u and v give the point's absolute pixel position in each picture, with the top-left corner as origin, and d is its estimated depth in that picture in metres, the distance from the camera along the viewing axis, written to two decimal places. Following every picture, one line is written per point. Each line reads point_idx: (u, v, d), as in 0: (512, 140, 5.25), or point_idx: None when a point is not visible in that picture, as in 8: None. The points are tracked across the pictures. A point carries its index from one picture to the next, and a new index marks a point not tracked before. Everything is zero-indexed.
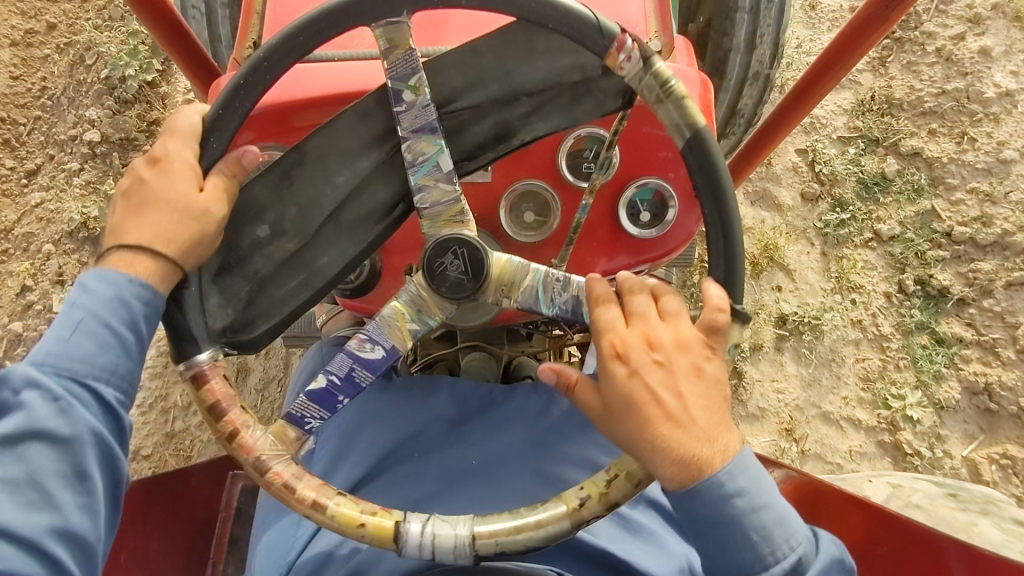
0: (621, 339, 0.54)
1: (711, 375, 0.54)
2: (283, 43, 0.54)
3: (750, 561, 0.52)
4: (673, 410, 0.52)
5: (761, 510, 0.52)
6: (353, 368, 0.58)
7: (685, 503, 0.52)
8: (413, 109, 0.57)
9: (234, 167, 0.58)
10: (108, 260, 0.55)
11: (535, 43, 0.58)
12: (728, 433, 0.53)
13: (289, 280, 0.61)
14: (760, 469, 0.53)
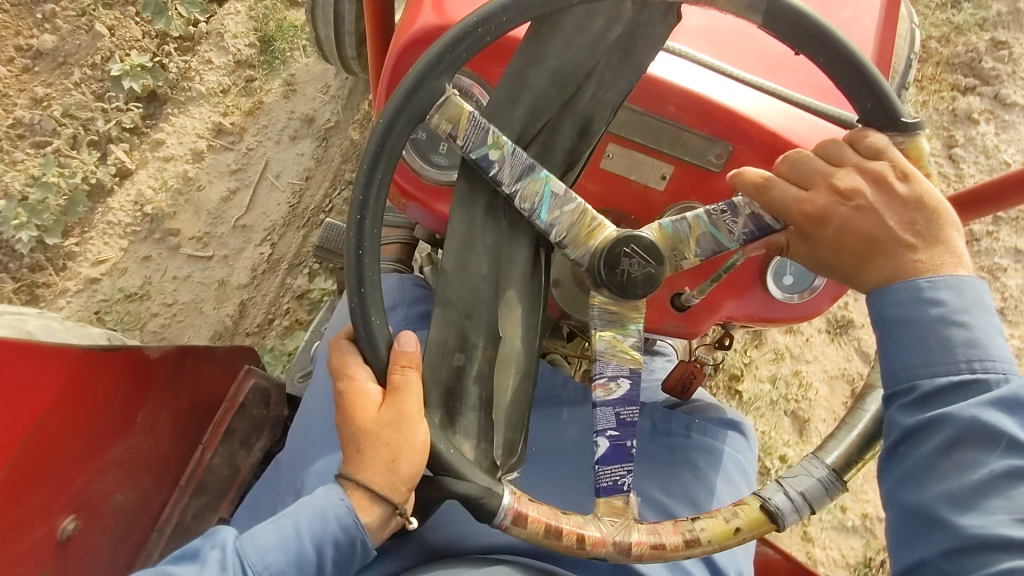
0: (813, 184, 0.55)
1: (910, 195, 0.54)
2: (371, 166, 0.53)
3: (918, 363, 0.51)
4: (900, 242, 0.53)
5: (953, 325, 0.50)
6: (607, 428, 0.57)
7: (875, 303, 0.54)
8: (505, 162, 0.55)
9: (404, 355, 0.54)
10: (347, 499, 0.55)
11: (577, 34, 0.55)
12: (959, 259, 0.53)
13: (506, 386, 0.58)
14: (983, 295, 0.52)
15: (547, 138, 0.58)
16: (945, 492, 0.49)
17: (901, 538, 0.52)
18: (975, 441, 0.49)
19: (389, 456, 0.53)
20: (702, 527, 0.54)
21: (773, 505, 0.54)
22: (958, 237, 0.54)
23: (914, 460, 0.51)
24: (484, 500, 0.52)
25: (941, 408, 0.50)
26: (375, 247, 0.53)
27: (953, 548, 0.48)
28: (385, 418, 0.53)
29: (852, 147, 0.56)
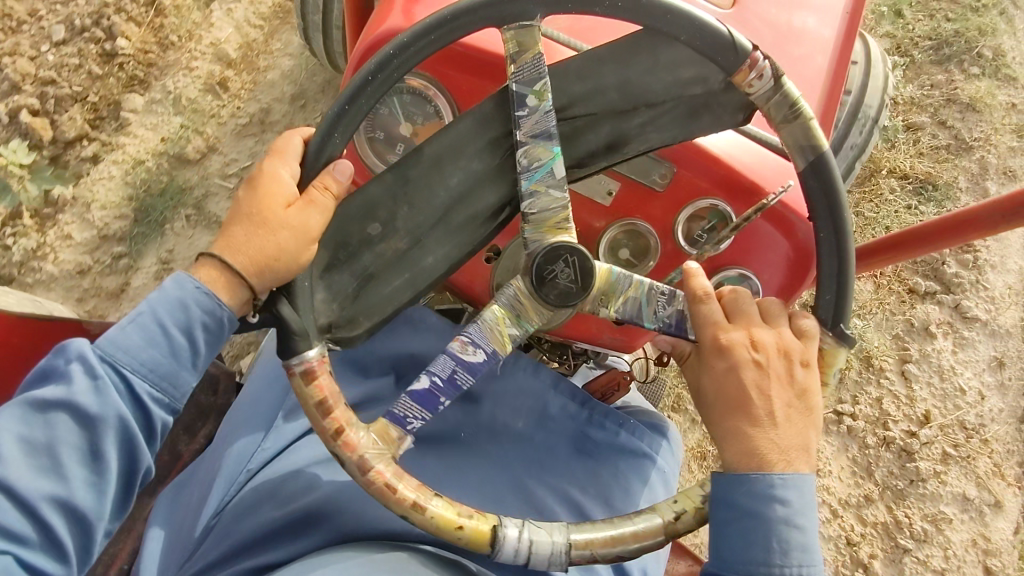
0: (737, 321, 0.59)
1: (801, 382, 0.58)
2: (428, 28, 0.54)
3: (758, 560, 0.53)
4: (768, 415, 0.57)
5: (791, 529, 0.53)
6: (455, 370, 0.59)
7: (730, 486, 0.55)
8: (534, 114, 0.57)
9: (329, 182, 0.56)
10: (197, 279, 0.55)
11: (665, 68, 0.58)
12: (808, 454, 0.57)
13: (390, 280, 0.60)
14: (813, 498, 0.55)
15: (578, 129, 0.60)
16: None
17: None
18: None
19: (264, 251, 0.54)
20: (435, 507, 0.56)
21: (502, 533, 0.56)
22: (817, 438, 0.58)
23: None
24: (294, 340, 0.55)
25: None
26: (382, 86, 0.55)
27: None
28: (290, 220, 0.55)
29: (788, 322, 0.60)
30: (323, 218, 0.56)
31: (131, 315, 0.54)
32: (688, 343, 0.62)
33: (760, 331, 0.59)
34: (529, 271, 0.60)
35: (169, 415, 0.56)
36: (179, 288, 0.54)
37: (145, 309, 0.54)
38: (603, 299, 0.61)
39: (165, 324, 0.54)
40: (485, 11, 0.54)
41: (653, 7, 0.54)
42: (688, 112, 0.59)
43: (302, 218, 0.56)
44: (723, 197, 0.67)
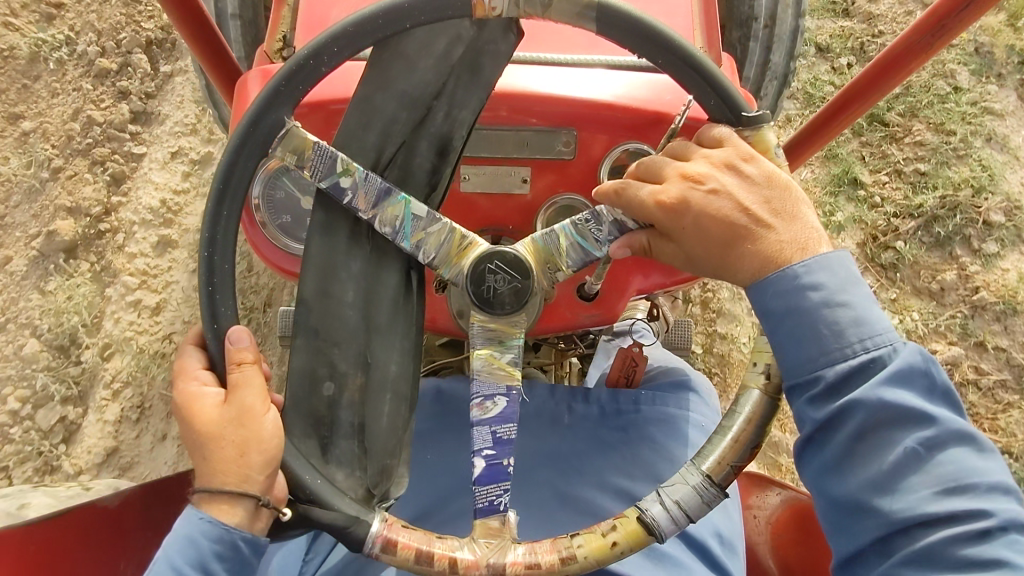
0: (665, 176, 0.56)
1: (760, 175, 0.54)
2: (217, 203, 0.52)
3: (817, 354, 0.50)
4: (754, 222, 0.53)
5: (839, 307, 0.50)
6: (494, 434, 0.57)
7: (758, 297, 0.53)
8: (359, 188, 0.56)
9: (240, 356, 0.52)
10: (200, 507, 0.51)
11: (420, 57, 0.56)
12: (819, 234, 0.53)
13: (380, 413, 0.57)
14: (852, 268, 0.51)
15: (402, 167, 0.58)
16: (868, 479, 0.49)
17: (836, 526, 0.52)
18: (881, 426, 0.49)
19: (236, 453, 0.51)
20: (578, 544, 0.53)
21: (648, 516, 0.53)
22: (812, 210, 0.54)
23: (833, 449, 0.51)
24: (352, 529, 0.52)
25: (848, 397, 0.49)
26: (227, 280, 0.53)
27: (885, 533, 0.49)
28: (228, 416, 0.52)
29: (699, 142, 0.56)
30: (263, 390, 0.53)
31: (150, 574, 0.50)
32: (641, 234, 0.58)
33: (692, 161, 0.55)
34: (478, 296, 0.59)
35: None
36: (184, 526, 0.51)
37: (162, 560, 0.50)
38: (557, 268, 0.60)
39: (184, 568, 0.50)
40: (246, 151, 0.53)
41: (367, 25, 0.52)
42: (472, 74, 0.57)
43: (246, 408, 0.52)
44: (636, 137, 0.64)
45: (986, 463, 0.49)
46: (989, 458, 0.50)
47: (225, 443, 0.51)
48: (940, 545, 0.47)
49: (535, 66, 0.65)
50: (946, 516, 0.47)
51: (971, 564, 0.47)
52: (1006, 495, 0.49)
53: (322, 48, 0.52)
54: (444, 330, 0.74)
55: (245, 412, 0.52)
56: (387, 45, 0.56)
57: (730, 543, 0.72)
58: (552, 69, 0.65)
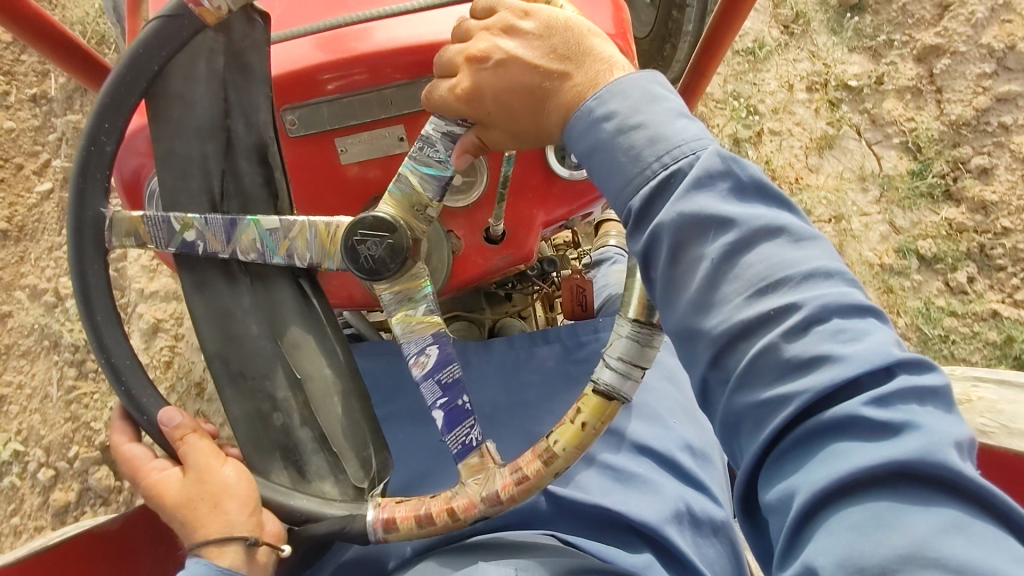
0: (456, 66, 0.56)
1: (541, 28, 0.55)
2: (87, 313, 0.54)
3: (634, 176, 0.49)
4: (548, 78, 0.55)
5: (632, 130, 0.49)
6: (440, 381, 0.57)
7: (573, 140, 0.53)
8: (205, 234, 0.57)
9: (179, 433, 0.55)
10: (198, 556, 0.53)
11: (192, 90, 0.55)
12: (613, 66, 0.54)
13: (337, 415, 0.58)
14: (659, 90, 0.51)
15: (236, 193, 0.59)
16: (687, 302, 0.46)
17: (684, 357, 0.48)
18: (689, 240, 0.46)
19: (210, 507, 0.53)
20: (554, 441, 0.53)
21: (602, 385, 0.52)
22: (602, 44, 0.55)
23: (659, 281, 0.48)
24: (349, 527, 0.54)
25: (654, 220, 0.48)
26: (136, 373, 0.54)
27: (717, 354, 0.45)
28: (195, 488, 0.54)
29: (473, 19, 0.58)
30: (208, 451, 0.55)
31: None
32: (471, 132, 0.57)
33: (475, 44, 0.56)
34: (356, 270, 0.58)
35: None
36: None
37: None
38: (427, 207, 0.59)
39: None
40: (88, 254, 0.54)
41: (121, 85, 0.52)
42: (244, 74, 0.56)
43: (203, 472, 0.54)
44: None
45: (803, 251, 0.45)
46: (812, 245, 0.45)
47: (200, 502, 0.54)
48: (765, 355, 0.42)
49: (388, 22, 0.61)
50: (760, 320, 0.43)
51: (797, 368, 0.42)
52: (831, 279, 0.44)
53: (94, 128, 0.53)
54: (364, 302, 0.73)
55: (202, 476, 0.54)
56: (156, 92, 0.55)
57: (701, 452, 0.76)
58: (409, 18, 0.62)
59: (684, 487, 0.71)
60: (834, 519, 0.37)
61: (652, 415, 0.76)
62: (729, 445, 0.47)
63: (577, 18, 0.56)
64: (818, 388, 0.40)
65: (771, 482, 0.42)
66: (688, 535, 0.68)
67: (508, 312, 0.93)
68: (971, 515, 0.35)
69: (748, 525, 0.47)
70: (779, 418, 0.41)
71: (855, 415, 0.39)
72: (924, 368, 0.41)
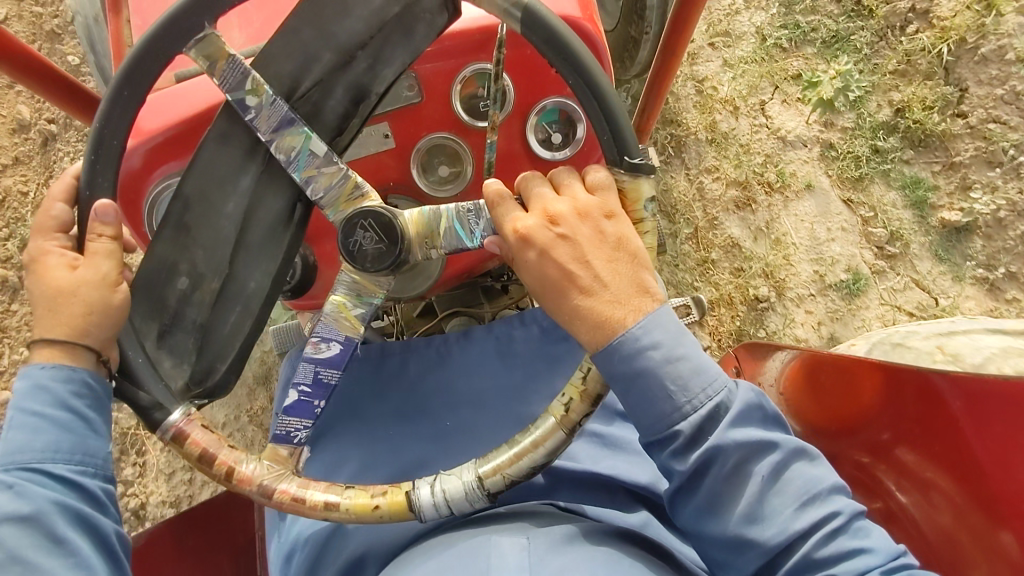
0: (532, 205, 0.57)
1: (613, 234, 0.56)
2: (121, 84, 0.55)
3: (668, 412, 0.54)
4: (585, 281, 0.55)
5: (678, 361, 0.54)
6: (318, 372, 0.61)
7: (604, 363, 0.54)
8: (263, 110, 0.58)
9: (99, 227, 0.56)
10: (43, 360, 0.54)
11: (354, 6, 0.57)
12: (643, 295, 0.55)
13: (226, 320, 0.61)
14: (678, 321, 0.55)
15: (311, 102, 0.59)
16: (736, 515, 0.55)
17: (728, 562, 0.58)
18: (741, 462, 0.55)
19: (78, 312, 0.55)
20: (345, 497, 0.57)
21: (415, 496, 0.57)
22: (649, 278, 0.56)
23: (702, 494, 0.56)
24: (152, 412, 0.57)
25: (704, 445, 0.54)
26: (111, 156, 0.56)
27: (764, 559, 0.56)
28: (84, 278, 0.55)
29: (579, 179, 0.58)
30: (112, 262, 0.57)
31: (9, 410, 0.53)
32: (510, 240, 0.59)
33: (556, 202, 0.57)
34: (341, 246, 0.61)
35: (95, 491, 0.54)
36: (38, 375, 0.54)
37: (16, 405, 0.53)
38: (434, 248, 0.61)
39: (33, 410, 0.53)
40: (160, 50, 0.55)
41: None
42: (399, 33, 0.58)
43: (94, 275, 0.56)
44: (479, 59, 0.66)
45: (819, 469, 0.57)
46: (821, 465, 0.58)
47: (70, 304, 0.55)
48: (801, 559, 0.54)
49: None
50: (806, 530, 0.54)
51: (830, 559, 0.54)
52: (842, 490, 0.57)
53: None
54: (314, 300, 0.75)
55: (95, 278, 0.56)
56: None
57: None
58: None
59: None
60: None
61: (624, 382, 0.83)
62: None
63: (647, 249, 0.57)
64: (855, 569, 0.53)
65: None
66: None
67: (505, 305, 0.94)
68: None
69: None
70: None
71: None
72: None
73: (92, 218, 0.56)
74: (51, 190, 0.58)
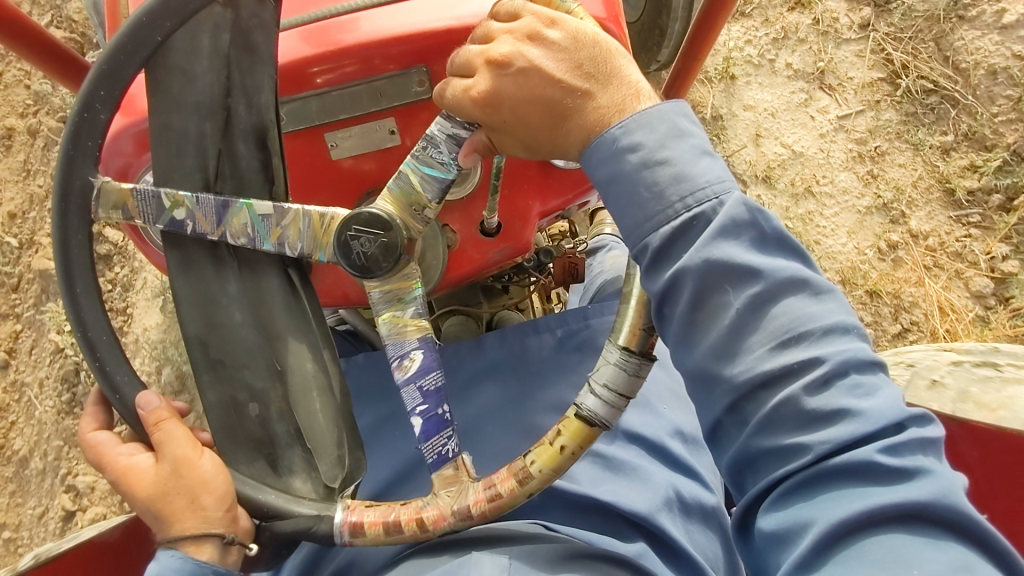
0: (474, 66, 0.54)
1: (568, 40, 0.54)
2: (68, 285, 0.53)
3: (642, 219, 0.50)
4: (572, 94, 0.53)
5: (657, 165, 0.49)
6: (420, 394, 0.56)
7: (589, 165, 0.53)
8: (195, 214, 0.55)
9: (154, 416, 0.54)
10: (173, 547, 0.54)
11: (194, 65, 0.53)
12: (636, 90, 0.53)
13: (314, 410, 0.57)
14: (671, 120, 0.51)
15: (223, 177, 0.57)
16: (711, 346, 0.48)
17: (696, 399, 0.51)
18: (710, 290, 0.48)
19: (186, 502, 0.53)
20: (531, 461, 0.52)
21: (585, 410, 0.51)
22: (628, 64, 0.54)
23: (676, 325, 0.49)
24: (316, 527, 0.53)
25: (675, 263, 0.49)
26: (111, 352, 0.54)
27: (733, 400, 0.48)
28: (166, 474, 0.54)
29: (495, 19, 0.56)
30: (188, 441, 0.54)
31: None
32: (480, 132, 0.55)
33: (497, 47, 0.54)
34: (338, 258, 0.57)
35: None
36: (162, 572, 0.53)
37: None
38: (428, 208, 0.57)
39: None
40: (73, 227, 0.53)
41: (106, 62, 0.51)
42: (253, 58, 0.55)
43: (175, 467, 0.54)
44: None
45: (823, 305, 0.48)
46: (825, 300, 0.48)
47: (177, 496, 0.53)
48: (785, 405, 0.46)
49: (372, 11, 0.61)
50: (783, 372, 0.46)
51: (817, 417, 0.46)
52: (847, 335, 0.48)
53: (83, 99, 0.51)
54: (358, 301, 0.74)
55: (176, 464, 0.54)
56: (158, 62, 0.53)
57: (692, 440, 0.77)
58: (400, 6, 0.61)
59: (674, 474, 0.73)
60: (843, 553, 0.44)
61: (645, 405, 0.77)
62: (732, 475, 0.52)
63: (603, 32, 0.55)
64: (837, 439, 0.45)
65: (774, 516, 0.48)
66: (681, 523, 0.69)
67: (505, 306, 0.91)
68: (963, 544, 0.43)
69: (736, 537, 0.54)
70: (797, 464, 0.46)
71: (868, 463, 0.44)
72: (925, 420, 0.47)
73: (145, 413, 0.54)
74: (82, 426, 0.58)
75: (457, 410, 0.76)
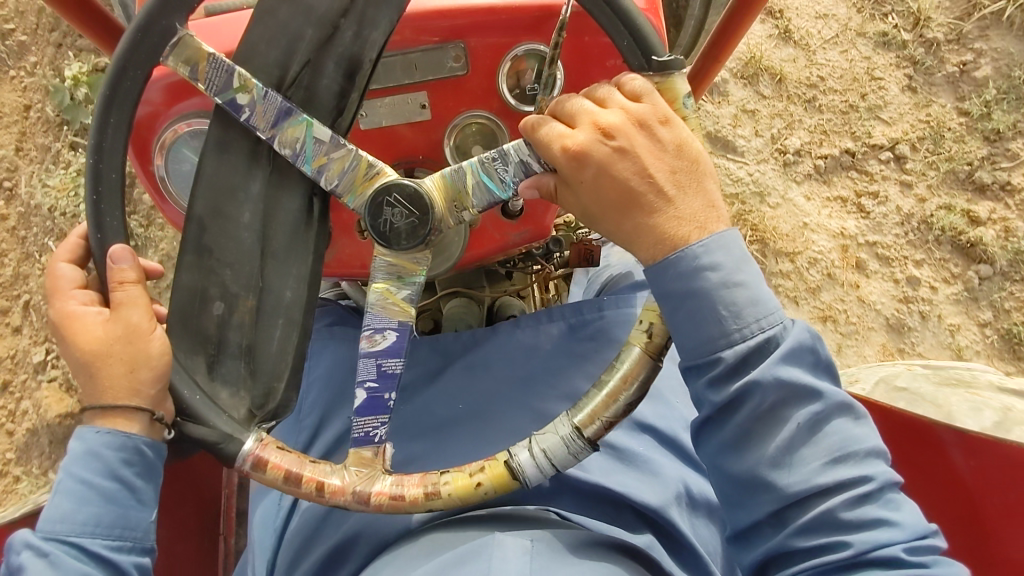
0: (578, 121, 0.55)
1: (671, 140, 0.55)
2: (103, 111, 0.51)
3: (716, 336, 0.52)
4: (652, 192, 0.55)
5: (735, 287, 0.52)
6: (376, 371, 0.57)
7: (657, 280, 0.54)
8: (257, 106, 0.54)
9: (119, 275, 0.53)
10: (98, 422, 0.53)
11: None
12: (719, 213, 0.55)
13: (271, 336, 0.57)
14: (745, 248, 0.54)
15: (286, 81, 0.55)
16: (764, 456, 0.52)
17: (734, 501, 0.55)
18: (775, 405, 0.52)
19: (124, 369, 0.52)
20: (445, 482, 0.54)
21: (516, 462, 0.54)
22: (713, 185, 0.56)
23: (730, 431, 0.53)
24: (223, 445, 0.54)
25: (747, 376, 0.52)
26: (113, 192, 0.52)
27: (778, 507, 0.53)
28: (114, 333, 0.53)
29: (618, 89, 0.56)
30: (148, 311, 0.54)
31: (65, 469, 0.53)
32: (547, 175, 0.57)
33: (603, 113, 0.55)
34: (364, 214, 0.57)
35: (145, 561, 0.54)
36: (93, 442, 0.52)
37: (72, 467, 0.52)
38: (463, 212, 0.58)
39: (88, 479, 0.52)
40: (135, 63, 0.51)
41: None
42: None
43: (127, 330, 0.53)
44: (532, 37, 0.61)
45: (863, 429, 0.53)
46: (865, 424, 0.54)
47: (112, 359, 0.52)
48: (826, 515, 0.51)
49: None
50: (835, 484, 0.51)
51: (855, 524, 0.51)
52: (880, 458, 0.53)
53: None
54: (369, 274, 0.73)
55: (127, 329, 0.53)
56: None
57: None
58: None
59: (683, 466, 0.72)
60: None
61: (656, 398, 0.76)
62: (758, 569, 0.56)
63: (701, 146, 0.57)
64: (875, 541, 0.50)
65: None
66: (687, 516, 0.69)
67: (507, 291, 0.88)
68: None
69: None
70: (834, 556, 0.51)
71: (897, 562, 0.50)
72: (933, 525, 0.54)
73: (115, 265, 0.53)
74: (54, 252, 0.57)
75: (465, 390, 0.74)
